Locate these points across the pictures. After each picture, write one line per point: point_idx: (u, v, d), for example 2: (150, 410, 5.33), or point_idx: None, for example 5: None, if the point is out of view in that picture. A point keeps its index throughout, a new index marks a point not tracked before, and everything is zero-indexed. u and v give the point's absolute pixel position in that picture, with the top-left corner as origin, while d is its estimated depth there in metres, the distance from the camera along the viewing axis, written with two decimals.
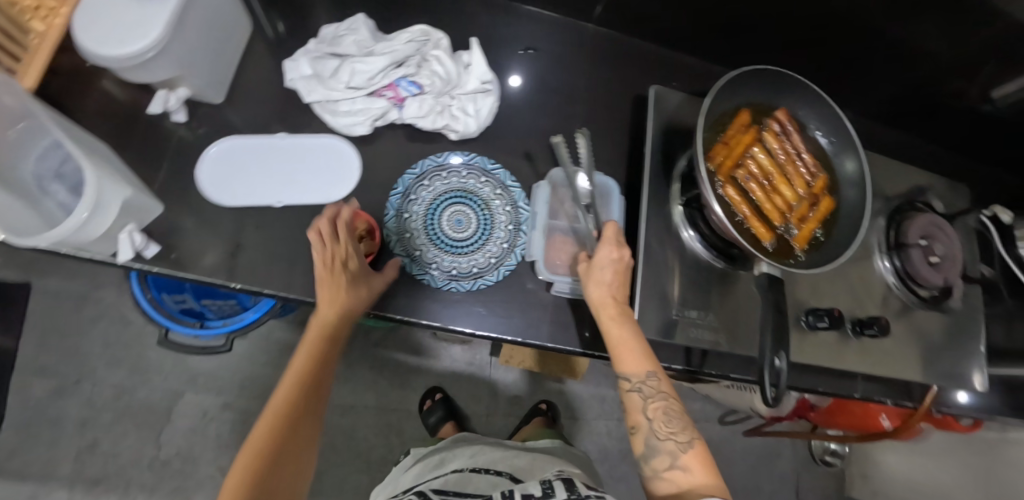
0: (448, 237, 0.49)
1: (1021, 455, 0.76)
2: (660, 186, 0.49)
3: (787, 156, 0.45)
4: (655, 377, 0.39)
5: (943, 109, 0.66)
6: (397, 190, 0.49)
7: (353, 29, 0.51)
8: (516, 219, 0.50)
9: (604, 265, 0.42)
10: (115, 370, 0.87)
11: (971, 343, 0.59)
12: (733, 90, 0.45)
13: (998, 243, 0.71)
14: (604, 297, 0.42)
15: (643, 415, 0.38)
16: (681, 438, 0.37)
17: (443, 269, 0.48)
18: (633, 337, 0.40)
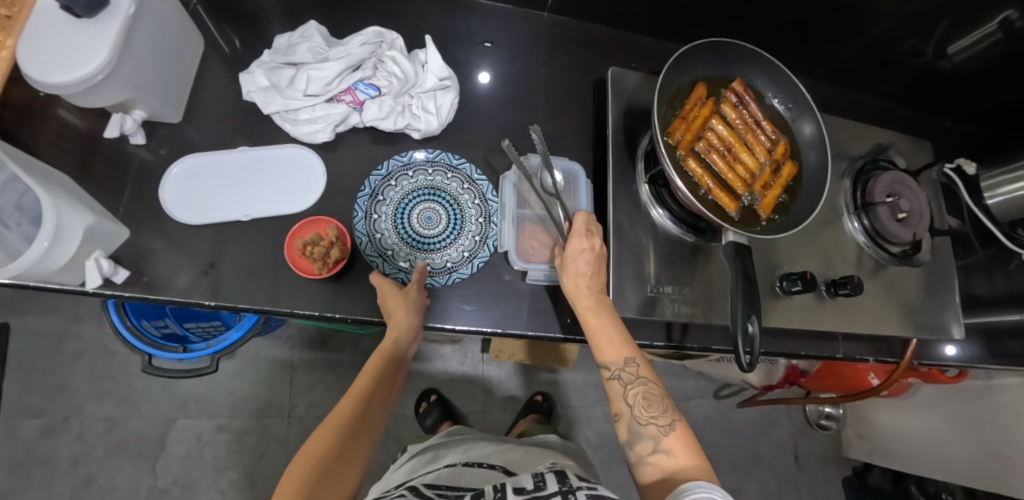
0: (418, 234, 0.50)
1: (1008, 400, 0.79)
2: (626, 168, 0.49)
3: (745, 125, 0.46)
4: (634, 362, 0.38)
5: (900, 67, 0.67)
6: (363, 191, 0.49)
7: (306, 37, 0.51)
8: (487, 212, 0.51)
9: (578, 255, 0.43)
10: (105, 403, 0.86)
11: (945, 294, 0.60)
12: (686, 65, 0.45)
13: (965, 196, 0.74)
14: (581, 286, 0.42)
15: (624, 402, 0.38)
16: (662, 421, 0.36)
17: (417, 267, 0.49)
18: (612, 324, 0.41)
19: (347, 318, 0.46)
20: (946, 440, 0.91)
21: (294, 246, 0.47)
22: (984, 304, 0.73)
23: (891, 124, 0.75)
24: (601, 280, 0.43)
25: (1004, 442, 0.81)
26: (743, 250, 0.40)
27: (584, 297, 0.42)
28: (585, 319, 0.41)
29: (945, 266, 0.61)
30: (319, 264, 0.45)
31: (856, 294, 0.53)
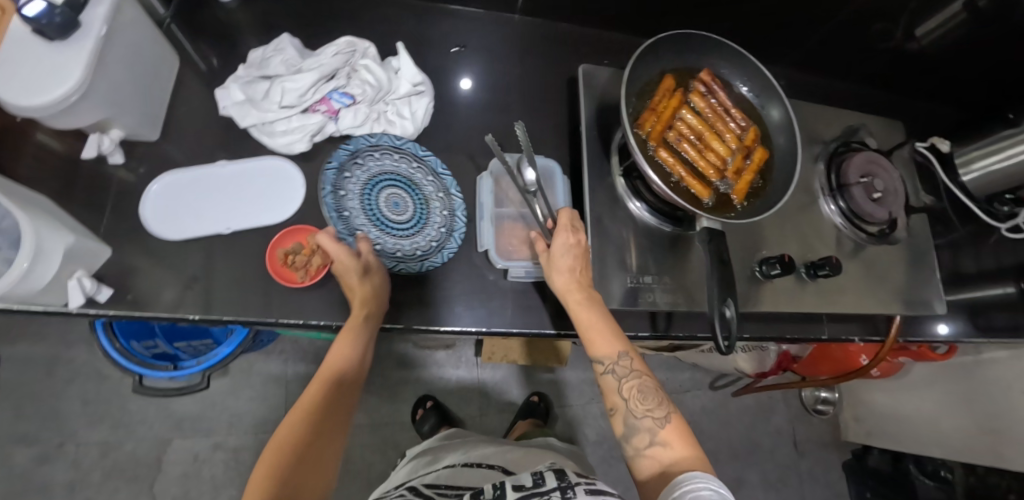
0: (383, 213, 0.49)
1: (998, 372, 0.81)
2: (600, 163, 0.50)
3: (714, 113, 0.47)
4: (626, 355, 0.39)
5: (868, 51, 0.69)
6: (347, 147, 0.48)
7: (279, 50, 0.51)
8: (451, 223, 0.50)
9: (563, 249, 0.43)
10: (99, 427, 0.86)
11: (924, 270, 0.61)
12: (652, 58, 0.46)
13: (941, 173, 0.75)
14: (570, 281, 0.42)
15: (620, 396, 0.38)
16: (657, 414, 0.37)
17: (388, 252, 0.48)
18: (602, 318, 0.41)
19: (329, 324, 0.47)
20: (939, 417, 0.92)
21: (276, 256, 0.47)
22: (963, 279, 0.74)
23: (865, 107, 0.77)
24: (587, 276, 0.44)
25: (997, 415, 0.82)
26: (719, 237, 0.41)
27: (575, 292, 0.42)
28: (575, 313, 0.41)
29: (922, 244, 0.62)
30: (302, 272, 0.47)
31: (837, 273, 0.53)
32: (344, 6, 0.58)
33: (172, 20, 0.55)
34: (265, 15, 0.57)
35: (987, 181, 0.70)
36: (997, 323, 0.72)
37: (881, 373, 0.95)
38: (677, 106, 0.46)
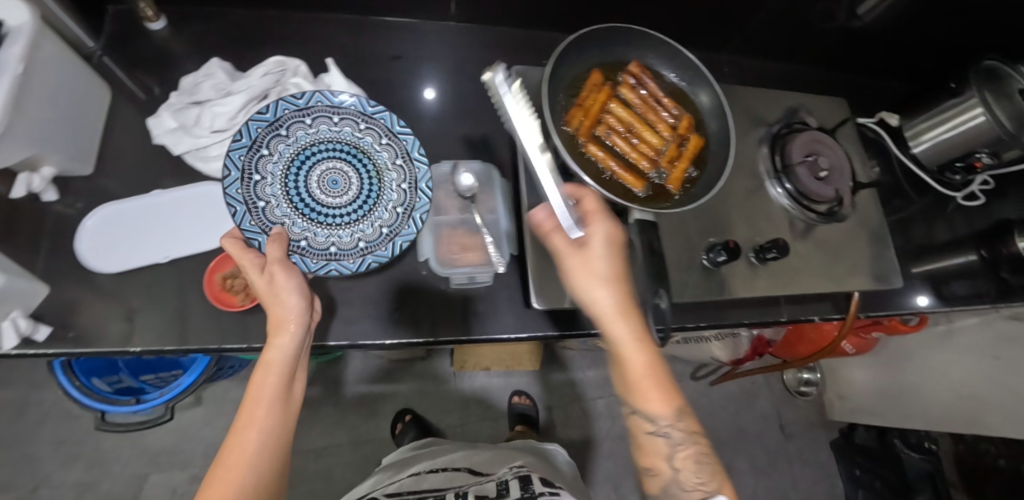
0: (316, 195, 0.47)
1: (971, 339, 0.83)
2: (536, 165, 0.50)
3: (645, 104, 0.47)
4: (681, 415, 0.38)
5: (811, 31, 0.69)
6: (267, 116, 0.46)
7: (209, 75, 0.51)
8: (410, 202, 0.48)
9: (605, 259, 0.38)
10: (73, 468, 0.84)
11: (873, 246, 0.61)
12: (575, 56, 0.46)
13: (892, 145, 0.77)
14: (618, 311, 0.37)
15: (669, 461, 0.38)
16: (709, 487, 0.38)
17: (316, 246, 0.46)
18: (659, 368, 0.38)
19: None
20: (919, 387, 0.93)
21: (215, 281, 0.47)
22: (926, 251, 0.75)
23: (814, 88, 0.77)
24: (636, 305, 0.39)
25: (971, 382, 0.83)
26: (648, 226, 0.42)
27: (628, 328, 0.37)
28: (626, 361, 0.37)
29: (871, 220, 0.63)
30: (242, 296, 0.46)
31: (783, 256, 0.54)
32: (278, 26, 0.57)
33: (101, 51, 0.54)
34: (197, 40, 0.56)
35: (935, 151, 0.71)
36: (962, 290, 0.71)
37: (855, 349, 0.97)
38: (606, 100, 0.45)
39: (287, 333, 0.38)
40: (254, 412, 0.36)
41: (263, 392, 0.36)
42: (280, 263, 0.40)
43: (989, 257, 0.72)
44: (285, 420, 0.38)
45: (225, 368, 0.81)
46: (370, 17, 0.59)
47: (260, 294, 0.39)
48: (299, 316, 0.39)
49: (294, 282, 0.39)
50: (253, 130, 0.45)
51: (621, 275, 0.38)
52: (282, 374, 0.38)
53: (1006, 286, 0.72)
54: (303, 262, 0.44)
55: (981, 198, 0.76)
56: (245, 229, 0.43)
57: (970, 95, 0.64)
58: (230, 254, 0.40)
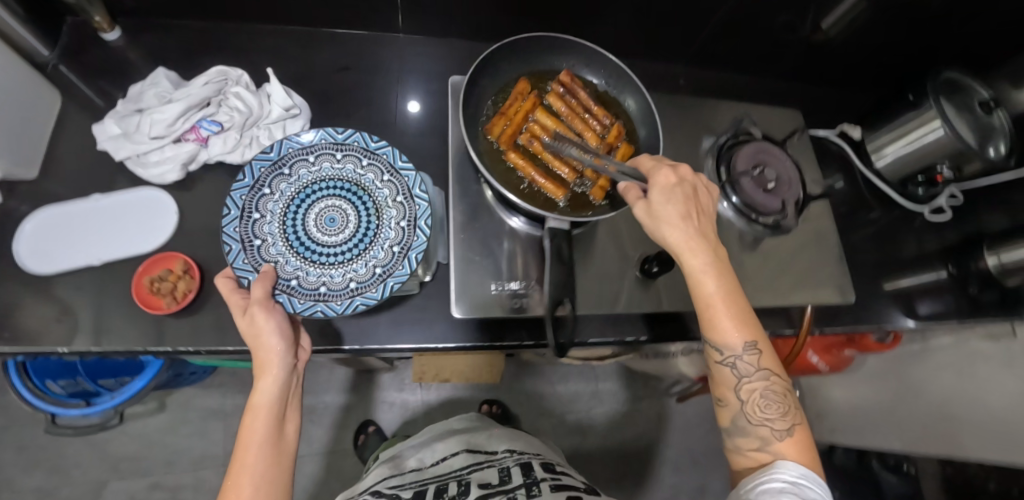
0: (314, 231, 0.47)
1: (944, 358, 0.83)
2: (467, 180, 0.53)
3: (574, 113, 0.47)
4: (756, 352, 0.38)
5: (767, 43, 0.70)
6: (269, 154, 0.48)
7: (154, 83, 0.53)
8: (406, 241, 0.47)
9: (668, 203, 0.38)
10: (30, 475, 0.84)
11: (825, 258, 0.60)
12: (496, 67, 0.48)
13: (856, 159, 0.75)
14: (693, 241, 0.38)
15: (737, 393, 0.39)
16: (777, 425, 0.37)
17: (306, 286, 0.45)
18: (730, 299, 0.38)
19: (200, 351, 0.47)
20: (897, 408, 0.93)
21: (142, 283, 0.47)
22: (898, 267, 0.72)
23: (774, 99, 0.78)
24: (712, 236, 0.39)
25: (946, 400, 0.82)
26: (561, 236, 0.40)
27: (699, 260, 0.37)
28: (699, 288, 0.38)
29: (824, 232, 0.62)
30: (168, 299, 0.46)
31: None
32: (231, 37, 0.59)
33: (57, 60, 0.56)
34: (150, 49, 0.58)
35: (898, 165, 0.70)
36: (930, 309, 0.68)
37: (829, 367, 0.95)
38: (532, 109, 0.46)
39: (268, 378, 0.38)
40: (244, 459, 0.36)
41: (251, 439, 0.36)
42: (261, 303, 0.39)
43: (958, 272, 0.70)
44: (280, 463, 0.38)
45: (186, 373, 0.84)
46: (320, 30, 0.61)
47: (244, 335, 0.39)
48: (277, 360, 0.38)
49: (274, 322, 0.38)
50: (255, 169, 0.46)
51: (691, 210, 0.39)
52: (269, 418, 0.38)
53: (978, 303, 0.68)
54: (290, 302, 0.43)
55: (947, 213, 0.74)
56: (237, 268, 0.43)
57: (928, 107, 0.61)
58: (223, 294, 0.40)
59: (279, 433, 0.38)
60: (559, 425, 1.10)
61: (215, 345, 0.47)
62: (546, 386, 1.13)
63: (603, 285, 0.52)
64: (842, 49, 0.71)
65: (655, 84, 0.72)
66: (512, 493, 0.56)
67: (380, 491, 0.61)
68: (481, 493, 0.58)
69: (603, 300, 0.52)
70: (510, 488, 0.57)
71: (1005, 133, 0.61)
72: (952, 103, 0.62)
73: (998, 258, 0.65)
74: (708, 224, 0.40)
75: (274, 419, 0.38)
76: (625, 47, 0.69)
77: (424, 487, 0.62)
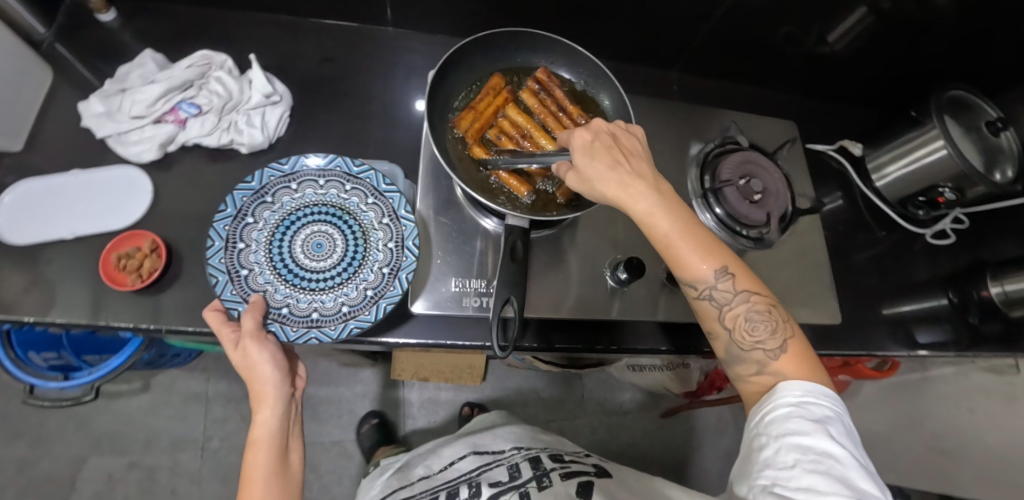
0: (300, 258, 0.45)
1: (945, 390, 0.79)
2: (438, 176, 0.52)
3: (545, 107, 0.48)
4: (728, 276, 0.37)
5: (768, 54, 0.68)
6: (251, 183, 0.45)
7: (140, 65, 0.54)
8: (395, 263, 0.45)
9: (593, 156, 0.36)
10: (17, 444, 0.90)
11: (811, 277, 0.58)
12: (470, 64, 0.50)
13: (858, 179, 0.72)
14: (628, 187, 0.36)
15: (722, 323, 0.38)
16: (769, 344, 0.37)
17: (298, 312, 0.42)
18: (683, 236, 0.36)
19: (163, 329, 0.47)
20: (892, 438, 0.90)
21: (110, 260, 0.47)
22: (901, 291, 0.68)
23: (773, 110, 0.76)
24: (648, 176, 0.37)
25: (943, 432, 0.79)
26: (517, 233, 0.42)
27: (642, 203, 0.36)
28: (652, 234, 0.36)
29: (811, 249, 0.59)
30: (134, 276, 0.46)
31: None
32: (223, 25, 0.60)
33: (52, 39, 0.57)
34: (143, 31, 0.59)
35: (900, 185, 0.66)
36: (929, 338, 0.64)
37: None
38: (501, 107, 0.48)
39: (268, 409, 0.40)
40: (251, 492, 0.38)
41: (255, 471, 0.39)
42: (253, 334, 0.39)
43: (959, 300, 0.65)
44: (285, 488, 0.40)
45: (168, 355, 0.84)
46: (311, 20, 0.62)
47: (238, 365, 0.40)
48: (274, 391, 0.40)
49: (268, 353, 0.39)
50: (237, 198, 0.44)
51: (621, 155, 0.37)
52: (271, 448, 0.40)
53: (979, 334, 0.64)
54: (283, 331, 0.41)
55: (952, 237, 0.71)
56: (226, 299, 0.41)
57: (930, 125, 0.59)
58: (212, 328, 0.40)
59: (282, 461, 0.40)
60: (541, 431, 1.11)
61: (177, 324, 0.47)
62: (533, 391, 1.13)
63: (576, 289, 0.50)
64: (843, 63, 0.69)
65: (647, 90, 0.71)
66: (524, 487, 0.56)
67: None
68: (494, 491, 0.56)
69: (575, 303, 0.50)
70: (521, 483, 0.57)
71: (1014, 156, 0.58)
72: (957, 122, 0.59)
73: (1003, 288, 0.60)
74: (639, 162, 0.38)
75: (276, 449, 0.40)
76: (617, 52, 0.68)
77: (436, 495, 0.59)
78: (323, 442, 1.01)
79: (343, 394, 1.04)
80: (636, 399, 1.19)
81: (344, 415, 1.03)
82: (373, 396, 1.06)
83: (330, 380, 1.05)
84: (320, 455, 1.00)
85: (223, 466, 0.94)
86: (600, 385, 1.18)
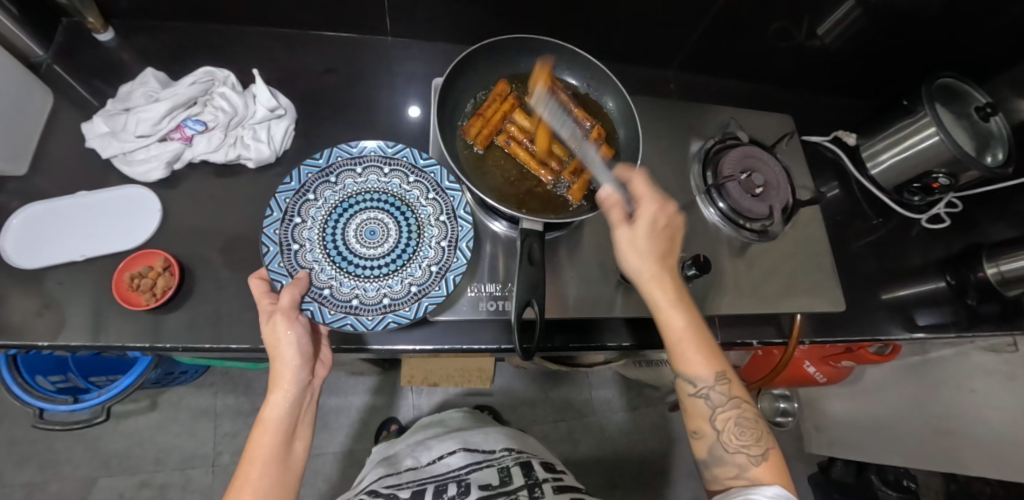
0: (351, 241, 0.46)
1: (947, 370, 0.81)
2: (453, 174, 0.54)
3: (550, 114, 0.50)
4: (724, 380, 0.41)
5: (760, 48, 0.69)
6: (319, 160, 0.47)
7: (142, 83, 0.54)
8: (443, 261, 0.46)
9: (648, 237, 0.42)
10: (24, 469, 0.89)
11: (818, 265, 0.59)
12: (486, 65, 0.53)
13: (852, 169, 0.73)
14: (661, 279, 0.42)
15: (711, 424, 0.41)
16: (752, 450, 0.40)
17: (338, 296, 0.43)
18: (697, 336, 0.41)
19: (177, 347, 0.47)
20: (895, 421, 0.92)
21: (123, 279, 0.48)
22: (904, 277, 0.69)
23: (767, 103, 0.77)
24: (677, 277, 0.43)
25: (946, 412, 0.82)
26: (533, 236, 0.43)
27: (666, 296, 0.42)
28: (668, 323, 0.42)
29: (813, 237, 0.61)
30: (147, 295, 0.47)
31: (707, 272, 0.52)
32: (221, 40, 0.60)
33: (51, 60, 0.57)
34: (142, 50, 0.59)
35: (894, 172, 0.68)
36: (928, 320, 0.66)
37: (828, 378, 0.93)
38: (509, 112, 0.50)
39: (281, 391, 0.38)
40: (247, 474, 0.36)
41: (257, 453, 0.37)
42: (286, 312, 0.39)
43: (957, 283, 0.67)
44: (283, 481, 0.37)
45: (176, 373, 0.84)
46: (309, 33, 0.62)
47: (266, 340, 0.39)
48: (291, 374, 0.38)
49: (294, 334, 0.39)
50: (303, 173, 0.46)
51: (664, 250, 0.43)
52: (278, 433, 0.38)
53: (978, 314, 0.66)
54: (320, 312, 0.42)
55: (946, 221, 0.72)
56: (272, 269, 0.43)
57: (922, 113, 0.60)
58: (254, 295, 0.41)
59: (288, 450, 0.38)
60: (551, 432, 1.11)
61: (194, 341, 0.47)
62: (540, 392, 1.15)
63: (588, 288, 0.51)
64: (833, 56, 0.70)
65: (643, 89, 0.72)
66: (515, 494, 0.56)
67: (377, 490, 0.59)
68: (484, 494, 0.57)
69: (586, 303, 0.50)
70: (512, 490, 0.57)
71: (1004, 140, 0.60)
72: (948, 109, 0.61)
73: (999, 269, 0.63)
74: (675, 260, 0.44)
75: (283, 436, 0.38)
76: (613, 52, 0.69)
77: (424, 486, 0.60)
78: (333, 452, 1.01)
79: (352, 403, 1.05)
80: (643, 395, 1.20)
81: (353, 423, 1.03)
82: (382, 403, 1.06)
83: (338, 389, 1.05)
84: (331, 465, 1.00)
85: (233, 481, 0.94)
86: (607, 382, 1.19)
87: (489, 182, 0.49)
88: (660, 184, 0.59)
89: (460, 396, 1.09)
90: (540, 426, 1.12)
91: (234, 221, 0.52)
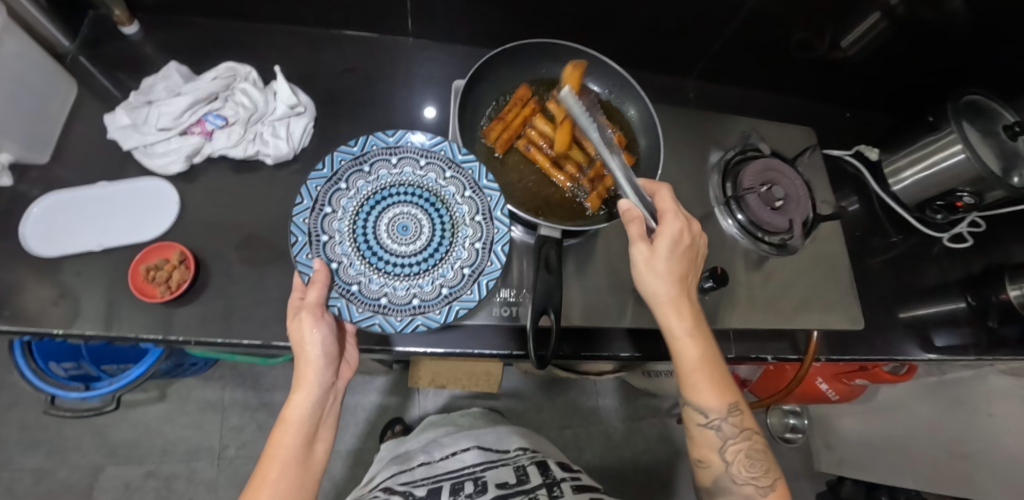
0: (383, 237, 0.45)
1: (967, 393, 0.79)
2: None
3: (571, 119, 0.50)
4: (736, 412, 0.41)
5: (783, 57, 0.68)
6: (352, 148, 0.46)
7: (165, 77, 0.55)
8: (474, 261, 0.45)
9: (668, 258, 0.41)
10: (33, 454, 0.90)
11: (840, 278, 0.58)
12: (512, 66, 0.53)
13: (873, 184, 0.71)
14: (678, 305, 0.41)
15: (721, 455, 0.41)
16: (760, 482, 0.41)
17: (367, 294, 0.42)
18: (710, 365, 0.40)
19: (190, 341, 0.47)
20: (910, 443, 0.90)
21: (139, 272, 0.48)
22: (925, 295, 0.67)
23: (786, 116, 0.76)
24: (693, 303, 0.42)
25: (965, 435, 0.79)
26: (550, 244, 0.43)
27: (681, 323, 0.41)
28: (681, 352, 0.40)
29: (832, 253, 0.59)
30: (162, 288, 0.47)
31: (723, 287, 0.51)
32: (243, 37, 0.61)
33: (76, 52, 0.57)
34: (166, 43, 0.59)
35: (917, 190, 0.66)
36: (947, 342, 0.64)
37: (840, 396, 0.91)
38: (529, 117, 0.50)
39: (304, 392, 0.38)
40: (266, 472, 0.36)
41: (278, 451, 0.37)
42: (312, 308, 0.39)
43: (977, 304, 0.66)
44: (301, 483, 0.37)
45: (185, 365, 0.85)
46: (329, 31, 0.62)
47: (291, 338, 0.39)
48: (315, 375, 0.38)
49: (319, 334, 0.39)
50: (336, 161, 0.45)
51: (682, 271, 0.42)
52: (299, 433, 0.37)
53: (998, 337, 0.64)
54: (348, 310, 0.41)
55: (968, 241, 0.70)
56: (300, 260, 0.42)
57: (948, 130, 0.58)
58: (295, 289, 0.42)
59: (307, 451, 0.38)
60: (556, 439, 1.10)
61: (207, 336, 0.47)
62: (545, 396, 1.14)
63: (603, 296, 0.50)
64: (856, 67, 0.69)
65: (662, 96, 0.72)
66: (533, 493, 0.55)
67: (391, 487, 0.58)
68: (500, 493, 0.56)
69: (600, 312, 0.50)
70: (530, 488, 0.56)
71: None
72: (974, 127, 0.58)
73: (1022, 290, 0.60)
74: (691, 283, 0.43)
75: (304, 435, 0.38)
76: (634, 58, 0.68)
77: (438, 484, 0.59)
78: (338, 450, 1.00)
79: (358, 401, 1.05)
80: (649, 405, 1.18)
81: (360, 422, 1.03)
82: (389, 403, 1.06)
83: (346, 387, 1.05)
84: (336, 463, 1.00)
85: (238, 475, 0.94)
86: (613, 390, 1.18)
87: (512, 187, 0.50)
88: (678, 195, 0.58)
89: (465, 398, 1.09)
90: (545, 432, 1.11)
91: (250, 217, 0.53)
